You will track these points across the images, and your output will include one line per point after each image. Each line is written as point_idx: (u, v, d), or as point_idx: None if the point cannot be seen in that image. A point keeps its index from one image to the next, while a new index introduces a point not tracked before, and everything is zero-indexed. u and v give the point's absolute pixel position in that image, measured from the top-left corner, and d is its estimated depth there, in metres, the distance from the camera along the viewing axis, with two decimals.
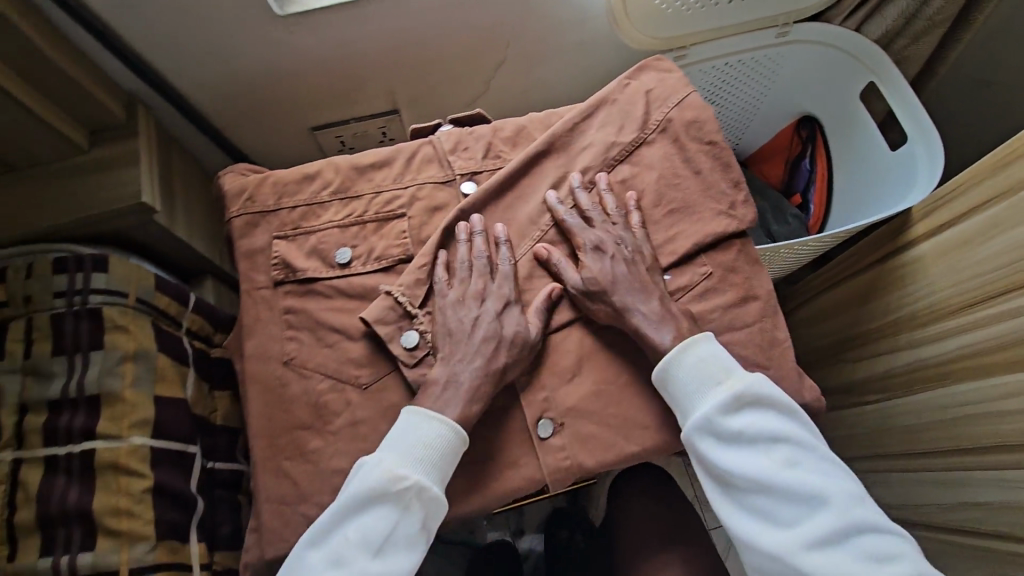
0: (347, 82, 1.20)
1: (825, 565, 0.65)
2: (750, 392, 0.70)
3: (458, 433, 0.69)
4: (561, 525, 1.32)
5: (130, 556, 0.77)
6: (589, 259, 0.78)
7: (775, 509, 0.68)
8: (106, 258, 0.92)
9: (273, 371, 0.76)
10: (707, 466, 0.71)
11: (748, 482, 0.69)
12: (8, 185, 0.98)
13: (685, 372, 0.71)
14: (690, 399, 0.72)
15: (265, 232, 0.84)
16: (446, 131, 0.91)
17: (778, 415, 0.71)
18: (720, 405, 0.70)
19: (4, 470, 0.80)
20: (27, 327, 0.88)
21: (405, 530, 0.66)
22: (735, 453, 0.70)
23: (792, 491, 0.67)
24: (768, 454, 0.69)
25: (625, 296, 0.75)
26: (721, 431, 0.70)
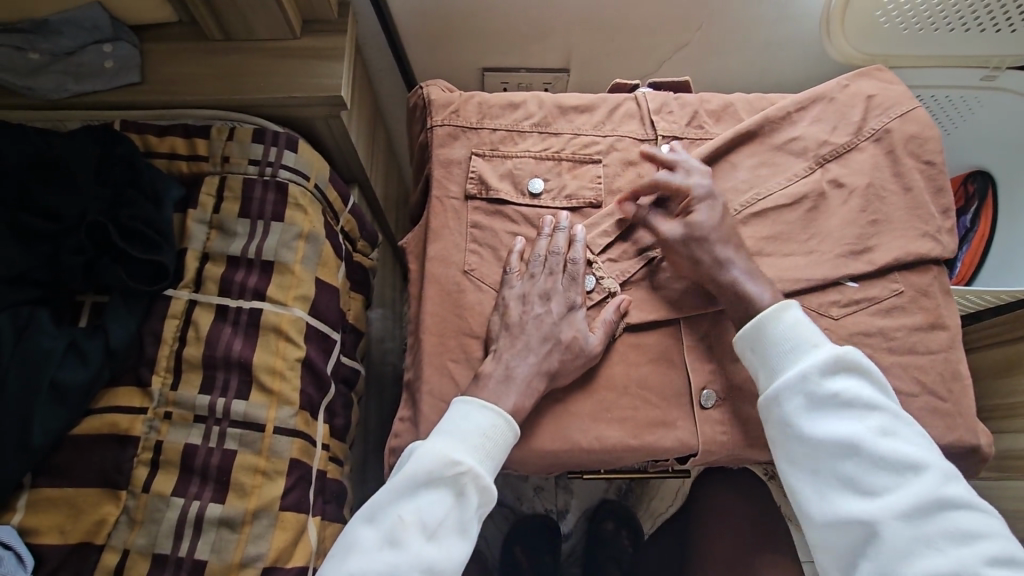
0: (534, 27, 1.18)
1: (907, 535, 0.61)
2: (849, 359, 0.67)
3: (512, 426, 0.67)
4: (606, 516, 1.22)
5: (277, 415, 0.81)
6: (702, 209, 0.74)
7: (860, 477, 0.64)
8: (298, 139, 0.94)
9: (452, 277, 0.78)
10: (788, 429, 0.67)
11: (831, 447, 0.65)
12: (219, 52, 1.00)
13: (777, 334, 0.69)
14: (780, 361, 0.69)
15: (463, 146, 0.85)
16: (651, 91, 0.90)
17: (871, 387, 0.67)
18: (813, 367, 0.67)
19: (181, 306, 0.84)
20: (220, 185, 0.92)
21: (460, 516, 0.64)
22: (823, 417, 0.66)
23: (880, 459, 0.64)
24: (857, 421, 0.65)
25: (726, 248, 0.73)
26: (811, 394, 0.66)
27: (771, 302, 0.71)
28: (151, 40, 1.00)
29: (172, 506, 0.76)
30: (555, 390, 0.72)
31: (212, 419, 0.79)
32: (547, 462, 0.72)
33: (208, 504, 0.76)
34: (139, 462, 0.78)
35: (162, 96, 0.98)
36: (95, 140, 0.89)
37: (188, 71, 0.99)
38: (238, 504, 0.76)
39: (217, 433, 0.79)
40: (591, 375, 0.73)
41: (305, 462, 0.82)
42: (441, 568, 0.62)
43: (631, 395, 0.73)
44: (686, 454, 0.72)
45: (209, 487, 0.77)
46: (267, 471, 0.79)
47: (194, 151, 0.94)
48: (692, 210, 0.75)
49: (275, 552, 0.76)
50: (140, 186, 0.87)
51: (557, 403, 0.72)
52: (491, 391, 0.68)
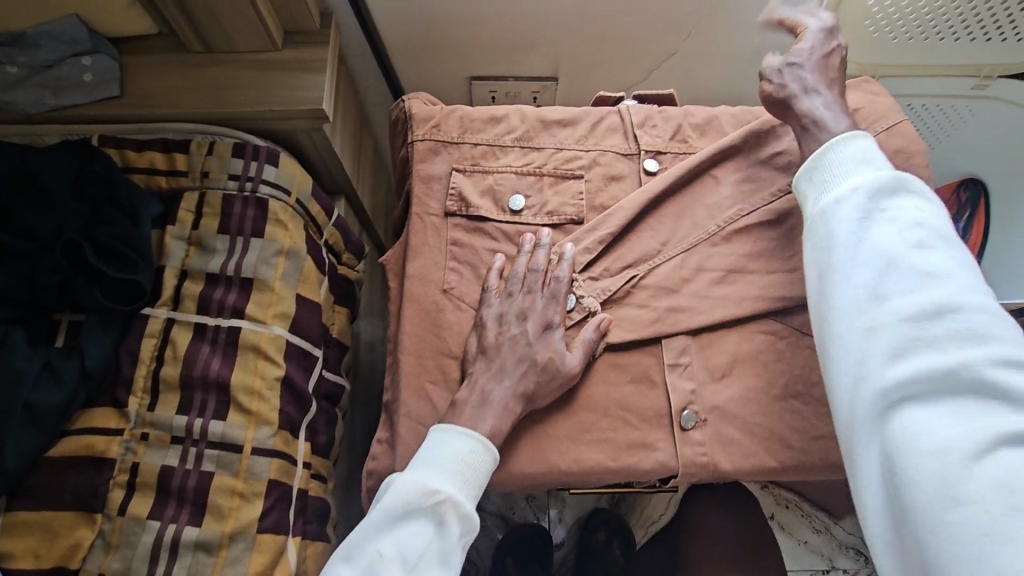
0: (520, 36, 1.17)
1: (915, 338, 0.57)
2: (905, 179, 0.64)
3: (491, 451, 0.66)
4: (597, 526, 1.20)
5: (255, 436, 0.80)
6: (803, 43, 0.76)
7: (882, 278, 0.60)
8: (279, 153, 0.93)
9: (431, 296, 0.77)
10: (821, 230, 0.65)
11: (858, 249, 0.62)
12: (200, 65, 0.99)
13: (837, 157, 0.67)
14: (834, 176, 0.66)
15: (444, 161, 0.84)
16: (635, 105, 0.89)
17: (925, 210, 0.63)
18: (862, 178, 0.64)
19: (159, 325, 0.84)
20: (199, 201, 0.91)
21: (441, 547, 0.63)
22: (859, 219, 0.63)
23: (909, 266, 0.59)
24: (895, 228, 0.61)
25: (812, 77, 0.74)
26: (854, 199, 0.63)
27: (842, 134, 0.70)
28: (130, 53, 0.99)
29: (148, 529, 0.75)
30: (533, 412, 0.72)
31: (189, 440, 0.79)
32: (526, 484, 0.71)
33: (184, 528, 0.75)
34: (115, 484, 0.77)
35: (140, 110, 0.97)
36: (72, 155, 0.88)
37: (167, 84, 0.98)
38: (215, 527, 0.76)
39: (194, 455, 0.78)
40: (570, 396, 0.72)
41: (284, 482, 0.81)
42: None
43: (611, 416, 0.72)
44: (667, 476, 0.71)
45: (186, 510, 0.76)
46: (244, 493, 0.78)
47: (174, 167, 0.93)
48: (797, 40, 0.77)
49: None
50: (117, 203, 0.86)
51: (537, 425, 0.71)
52: (468, 415, 0.68)
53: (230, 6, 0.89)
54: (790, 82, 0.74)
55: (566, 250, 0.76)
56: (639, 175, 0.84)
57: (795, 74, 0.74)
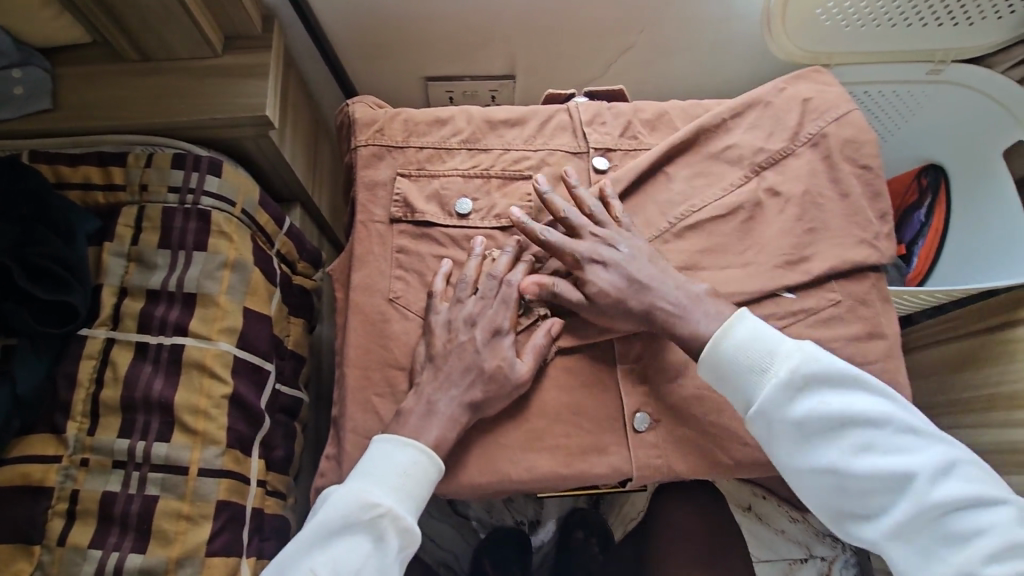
0: (473, 34, 1.15)
1: (906, 544, 0.62)
2: (798, 377, 0.65)
3: (436, 462, 0.65)
4: (577, 526, 1.17)
5: (202, 456, 0.78)
6: (603, 267, 0.72)
7: (857, 500, 0.64)
8: (222, 163, 0.90)
9: (377, 306, 0.75)
10: (775, 461, 0.67)
11: (825, 480, 0.64)
12: (138, 74, 0.95)
13: (728, 360, 0.67)
14: (743, 392, 0.67)
15: (388, 166, 0.82)
16: (584, 102, 0.87)
17: (838, 397, 0.65)
18: (772, 398, 0.65)
19: (98, 346, 0.80)
20: (138, 216, 0.88)
21: (378, 564, 0.61)
22: (803, 447, 0.65)
23: (869, 482, 0.63)
24: (838, 448, 0.64)
25: (651, 291, 0.71)
26: (783, 428, 0.65)
27: (712, 325, 0.69)
28: (64, 64, 0.95)
29: (89, 558, 0.72)
30: (483, 421, 0.70)
31: (132, 464, 0.76)
32: (480, 494, 0.70)
33: (128, 555, 0.72)
34: (54, 513, 0.74)
35: (76, 122, 0.93)
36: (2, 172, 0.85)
37: (105, 94, 0.94)
38: (160, 552, 0.73)
39: (137, 479, 0.75)
40: (521, 404, 0.71)
41: (235, 502, 0.79)
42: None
43: (564, 422, 0.71)
44: (621, 480, 0.70)
45: (130, 536, 0.74)
46: (192, 516, 0.75)
47: (111, 181, 0.90)
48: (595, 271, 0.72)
49: None
50: (50, 221, 0.83)
51: (487, 434, 0.70)
52: (413, 426, 0.66)
53: (163, 13, 0.86)
54: (639, 285, 0.71)
55: (512, 245, 0.75)
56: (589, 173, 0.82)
57: (635, 279, 0.71)
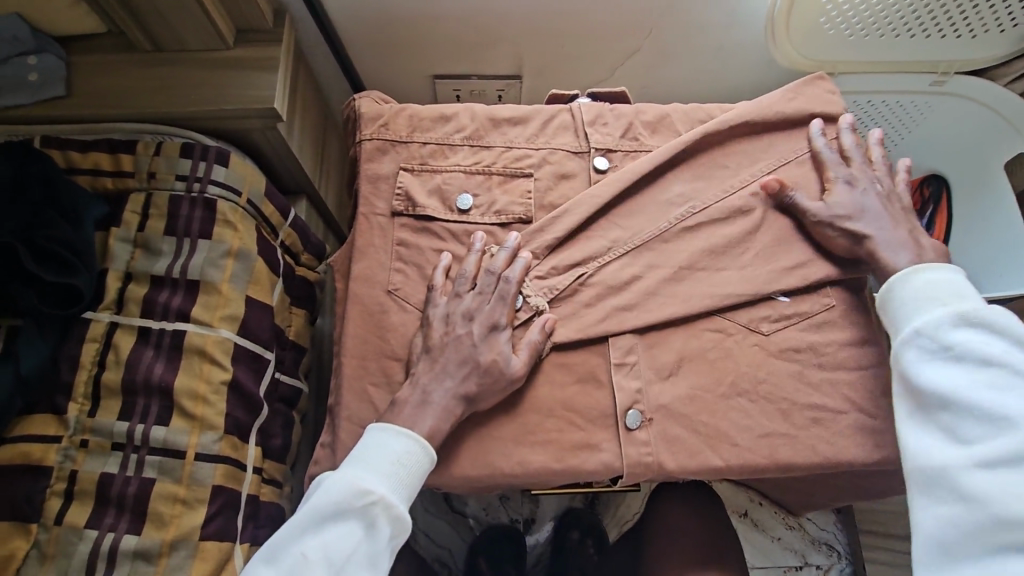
0: (479, 35, 1.16)
1: (997, 486, 0.59)
2: (974, 310, 0.66)
3: (429, 455, 0.66)
4: (573, 526, 1.15)
5: (199, 441, 0.78)
6: (840, 192, 0.78)
7: (960, 424, 0.63)
8: (229, 153, 0.92)
9: (376, 297, 0.76)
10: (899, 371, 0.68)
11: (938, 395, 0.64)
12: (150, 64, 0.97)
13: (908, 289, 0.70)
14: (906, 311, 0.69)
15: (392, 161, 0.83)
16: (586, 103, 0.88)
17: (1003, 345, 0.64)
18: (933, 314, 0.67)
19: (101, 329, 0.82)
20: (145, 203, 0.89)
21: (369, 551, 0.63)
22: (938, 365, 0.65)
23: (986, 414, 0.62)
24: (970, 375, 0.63)
25: (860, 221, 0.76)
26: (927, 341, 0.66)
27: (932, 262, 0.72)
28: (78, 52, 0.97)
29: (84, 539, 0.72)
30: (476, 414, 0.71)
31: (130, 446, 0.77)
32: (471, 486, 0.70)
33: (123, 536, 0.72)
34: (52, 493, 0.75)
35: (87, 109, 0.95)
36: (10, 157, 0.86)
37: (116, 83, 0.96)
38: (155, 535, 0.73)
39: (135, 462, 0.76)
40: (514, 398, 0.71)
41: (230, 488, 0.79)
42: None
43: (557, 417, 0.71)
44: (611, 476, 0.71)
45: (126, 518, 0.74)
46: (187, 500, 0.76)
47: (120, 168, 0.91)
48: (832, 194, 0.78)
49: None
50: (58, 206, 0.84)
51: (479, 426, 0.70)
52: (407, 415, 0.67)
53: (176, 5, 0.88)
54: (863, 213, 0.76)
55: (510, 240, 0.76)
56: (589, 173, 0.83)
57: (860, 206, 0.76)
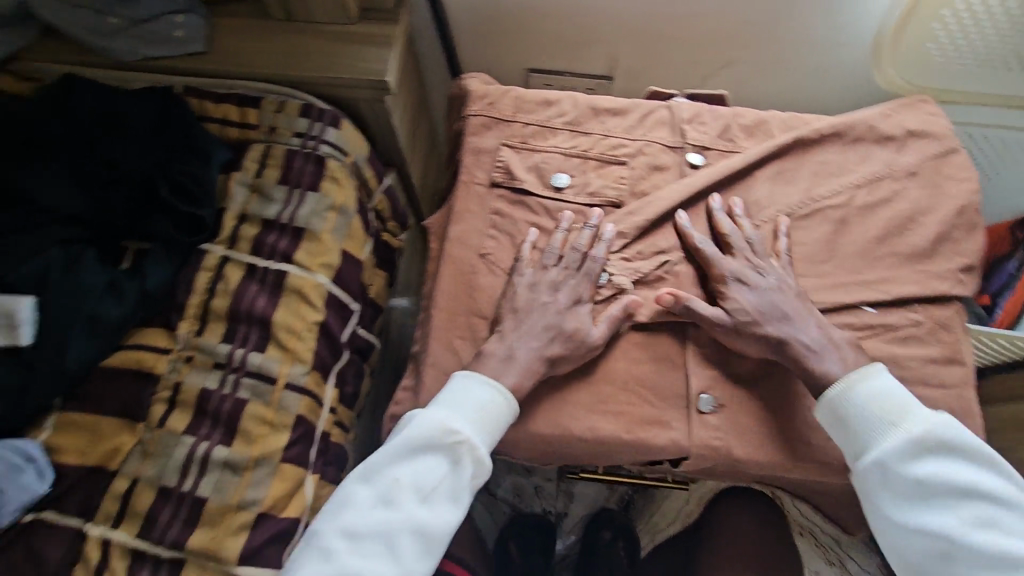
0: (580, 33, 1.21)
1: None
2: (926, 437, 0.67)
3: (512, 405, 0.70)
4: (604, 526, 1.17)
5: (289, 371, 0.84)
6: (738, 291, 0.75)
7: (961, 567, 0.65)
8: (341, 119, 1.01)
9: (469, 259, 0.81)
10: (880, 517, 0.68)
11: (933, 539, 0.66)
12: (281, 31, 1.06)
13: (853, 410, 0.68)
14: (863, 441, 0.68)
15: (494, 136, 0.88)
16: (685, 102, 0.91)
17: (959, 466, 0.67)
18: (895, 454, 0.67)
19: (215, 260, 0.90)
20: (264, 153, 0.98)
21: (454, 483, 0.68)
22: (913, 504, 0.67)
23: (983, 554, 0.64)
24: (952, 514, 0.66)
25: (766, 325, 0.72)
26: (896, 483, 0.67)
27: (851, 369, 0.70)
28: (219, 15, 1.07)
29: (182, 444, 0.79)
30: (554, 378, 0.74)
31: (229, 367, 0.84)
32: (540, 446, 0.74)
33: (215, 446, 0.79)
34: (158, 398, 0.82)
35: (221, 64, 1.03)
36: (157, 101, 0.95)
37: (249, 45, 1.05)
38: (243, 450, 0.79)
39: (233, 381, 0.83)
40: (592, 368, 0.74)
41: (310, 420, 0.85)
42: (429, 531, 0.67)
43: (631, 391, 0.73)
44: (678, 457, 0.73)
45: (219, 430, 0.80)
46: (274, 424, 0.81)
47: (246, 120, 1.00)
48: (728, 294, 0.75)
49: (271, 500, 0.78)
50: (191, 145, 0.93)
51: (555, 390, 0.73)
52: (493, 366, 0.71)
53: None
54: (772, 316, 0.73)
55: (593, 219, 0.80)
56: (682, 167, 0.86)
57: (772, 308, 0.73)
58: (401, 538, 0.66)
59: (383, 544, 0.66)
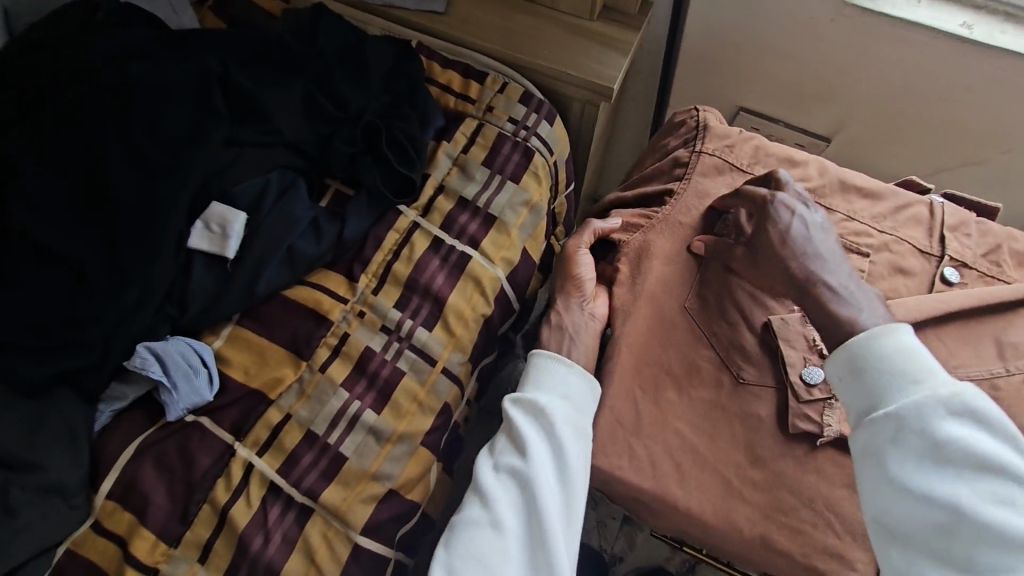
0: (821, 87, 1.09)
1: None
2: (959, 400, 0.54)
3: (564, 361, 0.73)
4: None
5: (448, 357, 0.83)
6: (777, 218, 0.69)
7: (959, 542, 0.51)
8: (555, 116, 0.99)
9: (669, 309, 0.76)
10: (878, 482, 0.56)
11: (937, 510, 0.52)
12: (518, 11, 1.03)
13: (875, 362, 0.58)
14: (876, 393, 0.57)
15: (725, 183, 0.82)
16: (949, 205, 0.80)
17: (992, 438, 0.53)
18: (916, 410, 0.55)
19: (405, 224, 0.89)
20: (476, 130, 0.95)
21: (518, 435, 0.71)
22: (926, 469, 0.54)
23: (983, 527, 0.50)
24: (966, 486, 0.52)
25: (808, 263, 0.66)
26: (912, 441, 0.55)
27: (874, 323, 0.61)
28: None
29: (337, 395, 0.79)
30: (732, 466, 0.68)
31: (395, 334, 0.83)
32: (696, 531, 0.68)
33: (366, 409, 0.79)
34: (324, 343, 0.82)
35: (458, 31, 1.01)
36: (395, 52, 0.95)
37: (484, 16, 1.03)
38: (390, 422, 0.79)
39: (395, 349, 0.82)
40: (779, 470, 0.67)
41: (452, 411, 0.83)
42: (508, 473, 0.69)
43: (816, 511, 0.66)
44: None
45: (372, 394, 0.80)
46: (422, 404, 0.81)
47: (466, 92, 0.98)
48: (766, 217, 0.70)
49: (403, 479, 0.77)
50: (412, 104, 0.91)
51: (732, 480, 0.68)
52: None
53: None
54: (804, 247, 0.68)
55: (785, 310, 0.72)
56: (932, 279, 0.75)
57: (806, 241, 0.68)
58: (485, 479, 0.70)
59: (473, 490, 0.70)
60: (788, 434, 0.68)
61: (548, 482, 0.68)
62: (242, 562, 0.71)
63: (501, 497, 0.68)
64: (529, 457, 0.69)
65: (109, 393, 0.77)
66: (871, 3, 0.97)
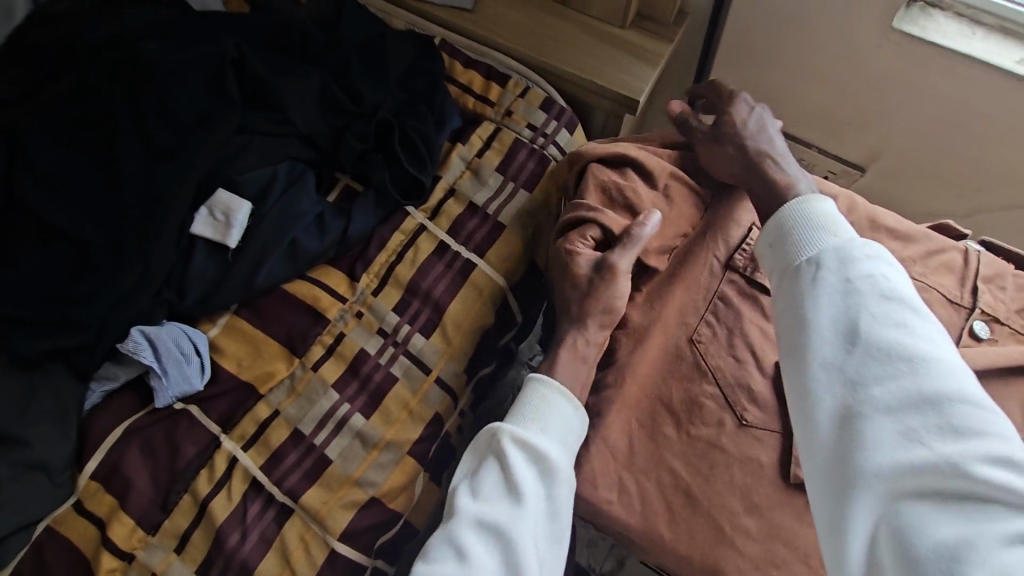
0: (859, 114, 1.03)
1: (901, 440, 0.48)
2: (872, 247, 0.56)
3: (575, 406, 0.67)
4: None
5: (443, 367, 0.81)
6: (737, 108, 0.78)
7: (856, 364, 0.51)
8: (576, 124, 0.95)
9: (674, 340, 0.72)
10: (789, 319, 0.56)
11: (839, 335, 0.53)
12: (548, 13, 1.00)
13: (798, 218, 0.60)
14: (799, 243, 0.59)
15: (747, 211, 0.77)
16: (985, 254, 0.76)
17: (898, 279, 0.54)
18: (834, 250, 0.56)
19: (412, 226, 0.86)
20: (492, 134, 0.92)
21: (511, 479, 0.63)
22: (835, 301, 0.54)
23: (881, 347, 0.51)
24: (871, 316, 0.52)
25: (758, 141, 0.74)
26: (827, 279, 0.55)
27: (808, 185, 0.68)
28: None
29: (327, 396, 0.78)
30: (726, 512, 0.65)
31: (391, 339, 0.81)
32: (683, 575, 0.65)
33: (355, 413, 0.78)
34: (319, 341, 0.81)
35: (484, 30, 0.98)
36: (416, 48, 0.92)
37: (512, 16, 1.00)
38: (379, 428, 0.77)
39: (390, 354, 0.81)
40: (775, 521, 0.64)
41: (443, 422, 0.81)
42: (493, 524, 0.61)
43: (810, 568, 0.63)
44: None
45: (363, 397, 0.79)
46: (413, 412, 0.79)
47: (486, 94, 0.95)
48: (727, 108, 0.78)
49: (387, 487, 0.76)
50: (429, 102, 0.89)
51: (725, 526, 0.64)
52: None
53: None
54: (759, 131, 0.76)
55: None
56: (960, 332, 0.70)
57: (760, 127, 0.76)
58: (465, 530, 0.61)
59: (448, 541, 0.61)
60: (788, 484, 0.65)
61: (537, 544, 0.61)
62: (217, 557, 0.71)
63: (482, 557, 0.60)
64: (524, 505, 0.62)
65: (102, 372, 0.77)
66: (920, 31, 0.92)
